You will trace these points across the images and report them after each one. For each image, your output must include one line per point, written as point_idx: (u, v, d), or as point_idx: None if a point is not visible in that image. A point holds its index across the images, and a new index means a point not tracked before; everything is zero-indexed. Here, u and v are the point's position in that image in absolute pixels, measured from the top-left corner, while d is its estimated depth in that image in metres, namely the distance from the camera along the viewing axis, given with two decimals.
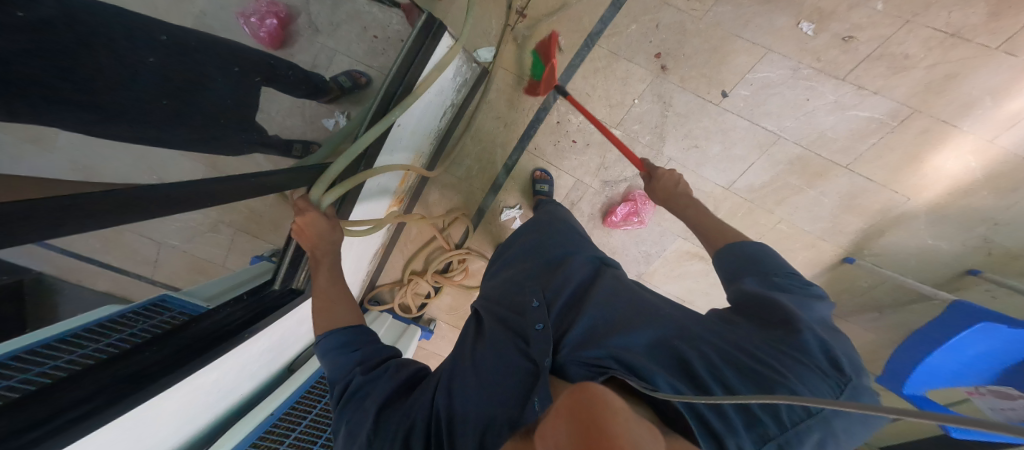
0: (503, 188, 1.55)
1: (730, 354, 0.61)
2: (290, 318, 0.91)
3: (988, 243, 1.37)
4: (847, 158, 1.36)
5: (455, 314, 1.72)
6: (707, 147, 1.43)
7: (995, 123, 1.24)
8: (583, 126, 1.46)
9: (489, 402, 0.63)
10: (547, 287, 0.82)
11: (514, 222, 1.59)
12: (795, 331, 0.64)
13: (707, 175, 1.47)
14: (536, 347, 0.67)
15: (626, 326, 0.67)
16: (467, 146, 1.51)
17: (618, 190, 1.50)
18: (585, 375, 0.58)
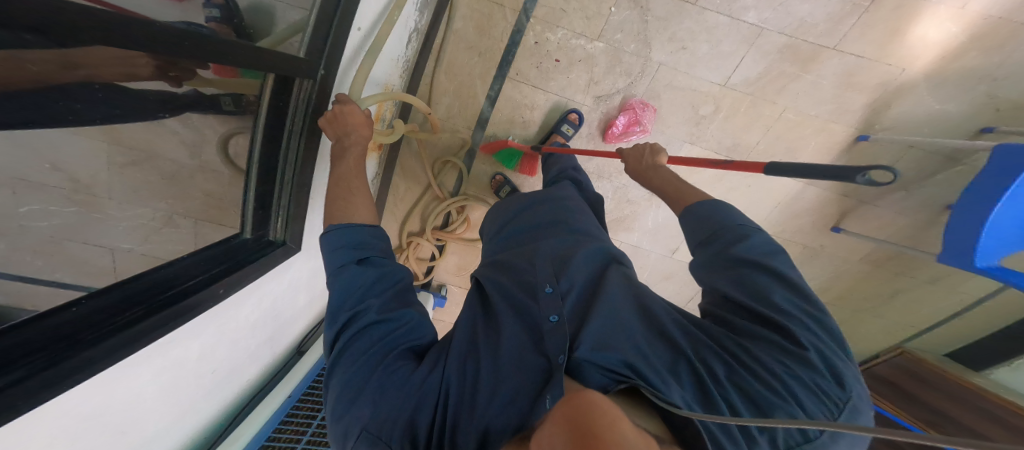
0: (490, 122, 1.43)
1: (737, 372, 0.62)
2: (269, 277, 0.83)
3: (993, 99, 1.21)
4: (833, 39, 1.20)
5: (464, 274, 1.64)
6: (695, 48, 1.28)
7: None
8: (563, 43, 1.32)
9: (500, 395, 0.65)
10: (560, 273, 0.80)
11: (510, 156, 1.46)
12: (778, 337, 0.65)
13: (703, 76, 1.31)
14: (552, 342, 0.68)
15: (621, 332, 0.69)
16: (441, 83, 1.38)
17: (615, 102, 1.38)
18: (603, 383, 0.60)
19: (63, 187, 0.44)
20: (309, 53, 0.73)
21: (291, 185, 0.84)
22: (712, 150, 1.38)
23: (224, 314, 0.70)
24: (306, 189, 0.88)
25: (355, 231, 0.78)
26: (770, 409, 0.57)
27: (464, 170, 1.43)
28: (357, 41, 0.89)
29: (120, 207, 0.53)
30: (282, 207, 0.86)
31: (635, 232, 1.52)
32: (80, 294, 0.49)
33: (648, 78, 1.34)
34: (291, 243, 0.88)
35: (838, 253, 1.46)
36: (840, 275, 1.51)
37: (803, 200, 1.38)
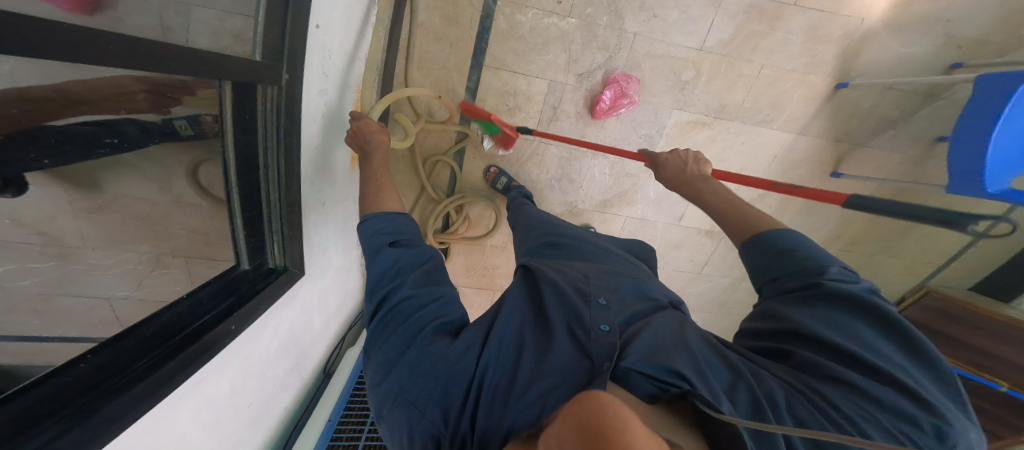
0: (475, 113, 1.38)
1: (796, 401, 0.55)
2: (281, 305, 0.78)
3: (953, 38, 1.23)
4: None
5: (473, 273, 1.62)
6: (666, 14, 1.28)
7: None
8: (536, 24, 1.28)
9: (525, 397, 0.60)
10: (612, 292, 0.80)
11: (501, 147, 1.41)
12: (855, 377, 0.57)
13: (679, 42, 1.30)
14: (597, 347, 0.65)
15: (675, 348, 0.64)
16: (416, 79, 1.32)
17: (596, 78, 1.35)
18: (652, 391, 0.55)
19: (34, 242, 0.40)
20: (266, 57, 0.62)
21: (278, 208, 0.76)
22: (701, 113, 1.37)
23: (244, 347, 0.67)
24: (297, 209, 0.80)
25: (387, 219, 0.84)
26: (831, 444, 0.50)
27: (455, 167, 1.37)
28: (319, 43, 0.75)
29: (104, 254, 0.49)
30: (275, 229, 0.78)
31: (638, 205, 1.52)
32: (90, 343, 0.46)
33: (625, 51, 1.32)
34: (293, 267, 0.82)
35: (842, 198, 1.50)
36: (842, 221, 1.56)
37: (797, 150, 1.42)
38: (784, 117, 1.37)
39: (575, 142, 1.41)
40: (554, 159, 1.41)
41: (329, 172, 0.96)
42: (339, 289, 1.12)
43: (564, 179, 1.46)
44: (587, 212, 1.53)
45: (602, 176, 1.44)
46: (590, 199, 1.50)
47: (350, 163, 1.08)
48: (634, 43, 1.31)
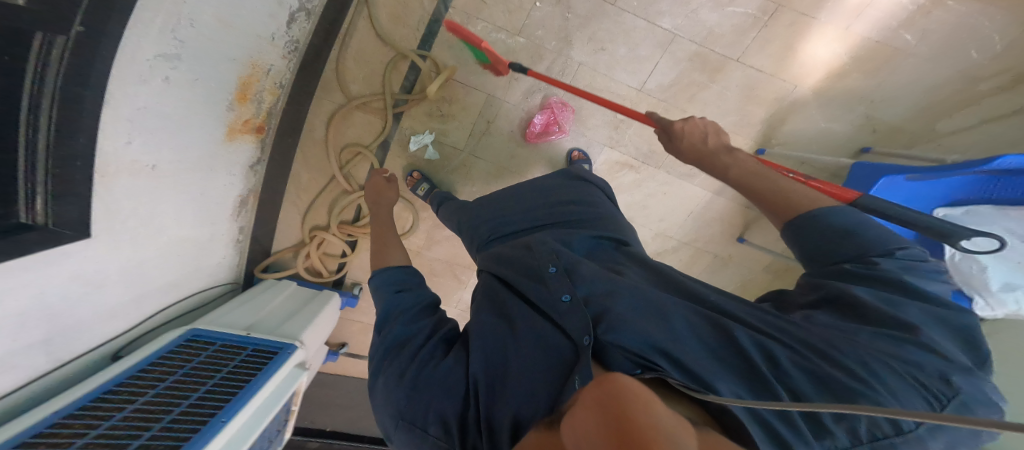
0: (406, 113, 1.28)
1: (801, 354, 0.48)
2: (27, 263, 0.52)
3: (872, 120, 1.26)
4: (736, 51, 1.22)
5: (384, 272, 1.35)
6: (613, 49, 1.27)
7: (845, 12, 1.13)
8: (484, 37, 1.25)
9: (519, 382, 0.52)
10: (559, 252, 0.69)
11: (428, 151, 1.31)
12: (864, 329, 0.52)
13: (621, 79, 1.30)
14: (567, 322, 0.56)
15: (655, 312, 0.54)
16: (350, 69, 1.22)
17: (536, 100, 1.29)
18: (631, 366, 0.47)
19: None
20: None
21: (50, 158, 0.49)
22: (630, 155, 1.33)
23: None
24: (77, 166, 0.55)
25: (389, 274, 0.79)
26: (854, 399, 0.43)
27: (376, 161, 1.25)
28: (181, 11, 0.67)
29: None
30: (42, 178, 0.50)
31: None
32: None
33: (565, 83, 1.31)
34: (52, 227, 0.53)
35: (745, 263, 1.50)
36: (741, 285, 1.56)
37: (711, 210, 1.41)
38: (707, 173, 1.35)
39: (505, 160, 1.35)
40: (481, 172, 1.34)
41: (186, 152, 0.80)
42: (200, 273, 0.96)
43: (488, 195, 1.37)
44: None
45: None
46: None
47: (228, 137, 0.94)
48: (576, 73, 1.30)
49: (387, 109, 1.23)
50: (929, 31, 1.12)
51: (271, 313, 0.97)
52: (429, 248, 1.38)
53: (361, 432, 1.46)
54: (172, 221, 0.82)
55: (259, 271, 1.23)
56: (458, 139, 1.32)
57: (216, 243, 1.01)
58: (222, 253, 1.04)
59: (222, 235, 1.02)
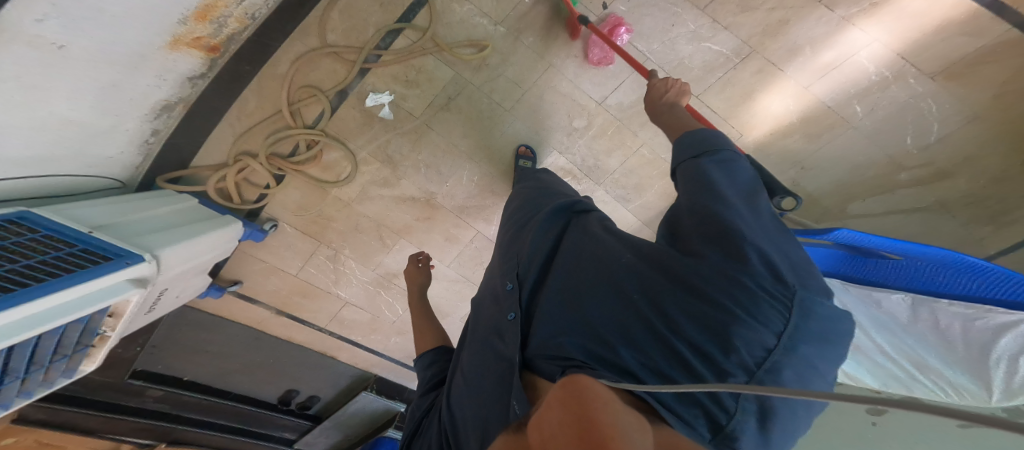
0: (373, 71, 1.27)
1: (687, 302, 0.52)
2: None
3: (796, 187, 1.40)
4: (699, 87, 1.29)
5: (306, 216, 1.36)
6: (586, 59, 1.29)
7: (812, 70, 1.22)
8: (466, 19, 1.24)
9: (478, 400, 0.61)
10: (519, 263, 0.78)
11: (384, 111, 1.32)
12: (711, 249, 0.55)
13: (585, 89, 1.31)
14: (509, 339, 0.65)
15: (574, 308, 0.60)
16: (333, 20, 1.20)
17: (495, 87, 1.32)
18: (549, 367, 0.55)
19: None
20: None
21: None
22: (575, 163, 1.40)
23: None
24: None
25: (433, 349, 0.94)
26: (727, 335, 0.46)
27: (328, 107, 1.25)
28: None
29: None
30: None
31: (492, 225, 1.49)
32: None
33: (526, 91, 1.32)
34: None
35: None
36: None
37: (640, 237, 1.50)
38: (640, 202, 1.47)
39: (455, 139, 1.36)
40: (431, 145, 1.35)
41: (111, 44, 0.83)
42: (83, 157, 0.98)
43: (432, 168, 1.38)
44: (444, 211, 1.43)
45: (469, 182, 1.40)
46: (451, 198, 1.42)
47: (168, 48, 0.96)
48: (546, 73, 1.30)
49: (356, 62, 1.22)
50: (879, 107, 1.23)
51: (143, 220, 0.96)
52: (360, 202, 1.38)
53: (209, 383, 1.47)
54: (68, 100, 0.84)
55: (163, 180, 1.25)
56: (416, 107, 1.33)
57: (117, 134, 1.03)
58: (121, 144, 1.07)
59: (127, 129, 1.05)
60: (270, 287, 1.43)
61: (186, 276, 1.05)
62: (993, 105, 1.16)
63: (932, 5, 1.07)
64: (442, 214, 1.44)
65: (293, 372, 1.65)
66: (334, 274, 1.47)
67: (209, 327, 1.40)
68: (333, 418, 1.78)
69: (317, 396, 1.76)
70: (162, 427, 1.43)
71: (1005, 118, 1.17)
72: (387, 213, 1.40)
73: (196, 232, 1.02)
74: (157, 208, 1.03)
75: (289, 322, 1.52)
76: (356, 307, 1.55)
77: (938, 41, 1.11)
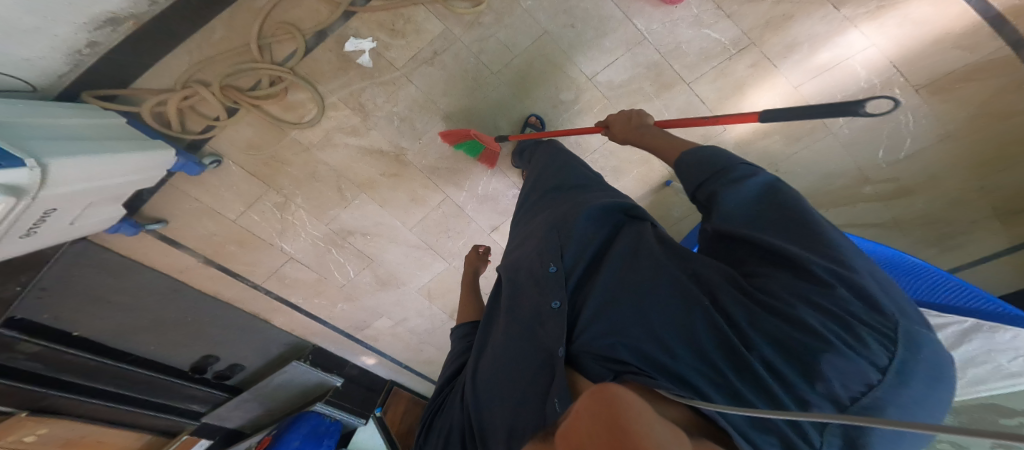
0: (359, 14, 1.17)
1: (761, 320, 0.49)
2: None
3: None
4: (692, 74, 1.27)
5: (255, 155, 1.28)
6: (583, 30, 1.23)
7: (806, 70, 1.21)
8: None
9: (511, 396, 0.55)
10: (562, 247, 0.69)
11: (364, 58, 1.22)
12: (791, 274, 0.51)
13: (577, 62, 1.27)
14: (549, 329, 0.59)
15: (626, 310, 0.56)
16: None
17: (486, 48, 1.24)
18: (599, 369, 0.50)
19: None
20: None
21: None
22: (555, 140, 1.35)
23: None
24: None
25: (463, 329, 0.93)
26: (817, 363, 0.43)
27: (301, 46, 1.15)
28: None
29: None
30: None
31: (464, 192, 1.44)
32: None
33: (516, 56, 1.27)
34: None
35: None
36: None
37: None
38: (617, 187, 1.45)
39: (435, 95, 1.28)
40: (408, 99, 1.27)
41: None
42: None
43: (406, 122, 1.30)
44: (413, 169, 1.37)
45: (444, 143, 1.34)
46: (422, 157, 1.36)
47: None
48: (539, 40, 1.24)
49: (342, 3, 1.12)
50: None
51: (48, 126, 0.85)
52: (322, 148, 1.31)
53: (108, 343, 1.32)
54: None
55: (89, 96, 1.08)
56: (399, 59, 1.23)
57: (43, 37, 0.90)
58: (45, 50, 0.93)
59: (56, 34, 0.92)
60: (200, 230, 1.34)
61: (89, 197, 0.94)
62: (967, 125, 1.17)
63: (938, 14, 1.05)
64: (410, 173, 1.38)
65: (212, 335, 1.54)
66: (280, 224, 1.41)
67: (116, 271, 1.27)
68: (255, 390, 1.67)
69: (239, 365, 1.64)
70: (31, 392, 1.21)
71: (974, 136, 1.18)
72: (350, 164, 1.34)
73: (111, 151, 0.92)
74: (70, 118, 0.92)
75: (216, 273, 1.44)
76: (300, 264, 1.51)
77: (933, 51, 1.09)
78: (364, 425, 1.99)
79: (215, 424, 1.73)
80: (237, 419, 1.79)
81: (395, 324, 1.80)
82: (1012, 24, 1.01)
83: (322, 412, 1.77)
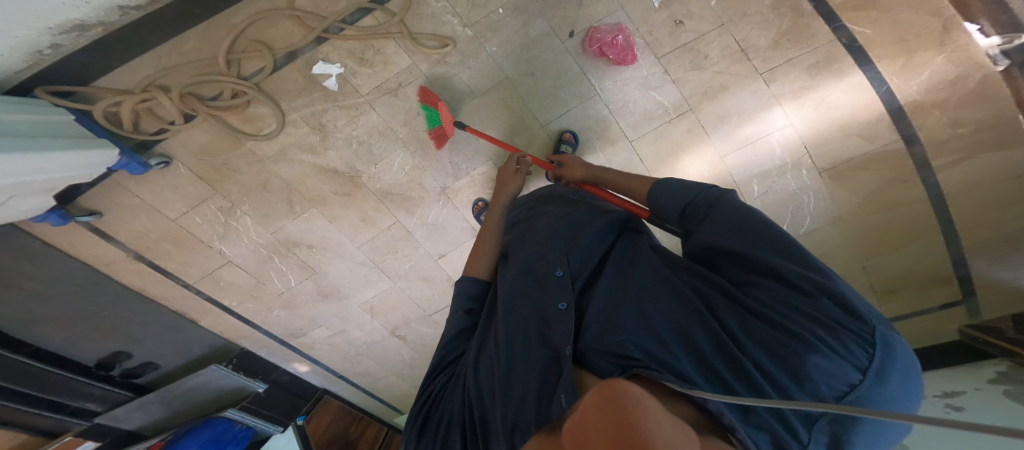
0: (331, 41, 1.22)
1: (755, 327, 0.53)
2: None
3: None
4: (634, 133, 1.38)
5: (206, 162, 1.30)
6: (540, 80, 1.34)
7: (731, 141, 1.36)
8: (438, 15, 1.23)
9: (518, 391, 0.57)
10: (570, 254, 0.74)
11: (330, 81, 1.27)
12: (769, 281, 0.55)
13: (533, 109, 1.37)
14: (557, 331, 0.61)
15: (632, 312, 0.60)
16: None
17: (448, 86, 1.32)
18: (607, 366, 0.53)
19: None
20: None
21: None
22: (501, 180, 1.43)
23: None
24: None
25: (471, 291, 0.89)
26: (802, 366, 0.47)
27: (268, 66, 1.20)
28: None
29: None
30: None
31: (414, 218, 1.48)
32: None
33: (476, 96, 1.34)
34: None
35: None
36: None
37: None
38: None
39: (395, 124, 1.34)
40: (368, 124, 1.33)
41: None
42: None
43: (363, 146, 1.35)
44: (366, 191, 1.41)
45: (399, 170, 1.39)
46: (377, 181, 1.40)
47: None
48: (499, 85, 1.34)
49: (315, 29, 1.17)
50: (772, 189, 1.40)
51: None
52: (278, 163, 1.34)
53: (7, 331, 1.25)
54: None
55: (43, 91, 1.08)
56: (364, 86, 1.29)
57: (4, 38, 0.93)
58: (3, 49, 0.95)
59: (15, 36, 0.94)
60: (135, 226, 1.35)
61: (11, 189, 0.95)
62: (856, 212, 1.36)
63: (850, 100, 1.27)
64: (362, 194, 1.41)
65: (131, 331, 1.50)
66: (222, 228, 1.41)
67: (34, 258, 1.27)
68: (162, 391, 1.60)
69: (154, 362, 1.59)
70: None
71: (861, 223, 1.36)
72: (302, 179, 1.37)
73: (42, 148, 0.94)
74: (8, 112, 0.94)
75: (144, 270, 1.44)
76: (238, 269, 1.51)
77: (839, 137, 1.31)
78: (279, 434, 1.84)
79: (109, 428, 1.55)
80: (137, 420, 1.63)
81: (333, 334, 1.77)
82: (908, 120, 1.24)
83: (232, 418, 1.69)
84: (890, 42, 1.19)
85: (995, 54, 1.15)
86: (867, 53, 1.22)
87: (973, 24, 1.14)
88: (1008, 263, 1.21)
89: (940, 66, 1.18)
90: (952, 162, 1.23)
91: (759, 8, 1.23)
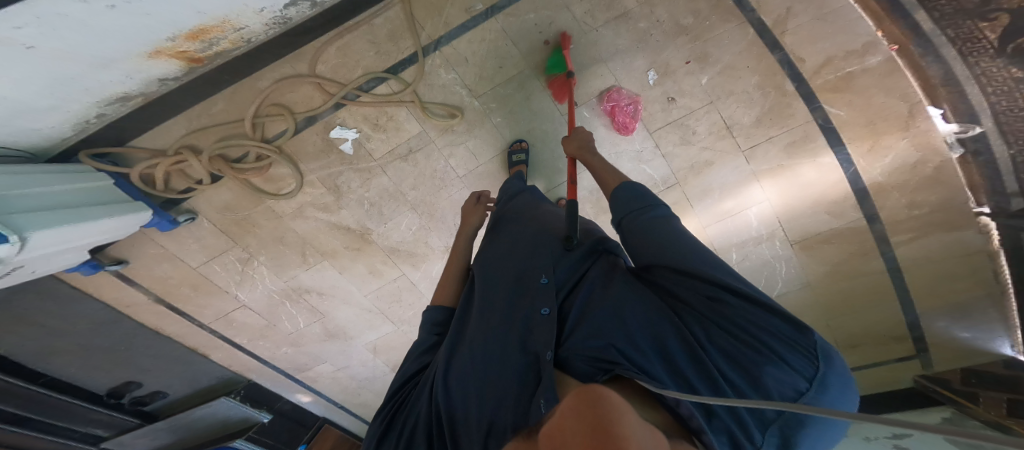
0: (349, 107, 1.33)
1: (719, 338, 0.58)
2: None
3: None
4: None
5: (229, 215, 1.41)
6: (541, 148, 1.47)
7: (714, 213, 1.53)
8: (448, 86, 1.35)
9: (497, 394, 0.58)
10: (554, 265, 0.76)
11: (347, 145, 1.39)
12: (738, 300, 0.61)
13: (533, 176, 1.51)
14: (540, 334, 0.62)
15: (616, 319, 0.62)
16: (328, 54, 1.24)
17: (456, 151, 1.43)
18: (589, 371, 0.56)
19: None
20: None
21: None
22: None
23: None
24: None
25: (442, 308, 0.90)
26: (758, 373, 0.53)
27: (292, 130, 1.31)
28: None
29: None
30: None
31: (419, 271, 1.59)
32: None
33: (480, 162, 1.46)
34: None
35: None
36: None
37: None
38: None
39: (404, 187, 1.45)
40: (380, 187, 1.44)
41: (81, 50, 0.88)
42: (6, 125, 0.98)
43: (374, 206, 1.46)
44: (375, 246, 1.52)
45: (407, 229, 1.50)
46: (386, 238, 1.51)
47: (153, 55, 1.01)
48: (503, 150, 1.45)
49: (335, 95, 1.27)
50: (749, 257, 1.59)
51: (43, 195, 0.99)
52: (297, 218, 1.45)
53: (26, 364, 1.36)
54: (14, 81, 0.87)
55: (87, 155, 1.20)
56: (377, 150, 1.40)
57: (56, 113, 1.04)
58: (56, 122, 1.07)
59: (69, 110, 1.06)
60: (157, 272, 1.45)
61: (54, 254, 1.06)
62: (823, 278, 1.56)
63: (821, 178, 1.41)
64: (372, 248, 1.52)
65: (143, 364, 1.60)
66: (239, 276, 1.52)
67: (58, 299, 1.35)
68: (171, 420, 1.73)
69: (161, 392, 1.71)
70: None
71: (828, 287, 1.57)
72: (317, 234, 1.48)
73: (88, 218, 1.06)
74: (60, 184, 1.06)
75: (161, 310, 1.53)
76: (251, 311, 1.60)
77: (811, 213, 1.47)
78: None
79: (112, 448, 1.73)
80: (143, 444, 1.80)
81: (337, 369, 1.86)
82: (871, 200, 1.40)
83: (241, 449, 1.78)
84: (861, 124, 1.32)
85: (953, 141, 1.25)
86: (838, 133, 1.34)
87: (936, 108, 1.23)
88: (964, 325, 1.46)
89: (905, 150, 1.31)
90: (908, 240, 1.42)
91: (746, 87, 1.34)
